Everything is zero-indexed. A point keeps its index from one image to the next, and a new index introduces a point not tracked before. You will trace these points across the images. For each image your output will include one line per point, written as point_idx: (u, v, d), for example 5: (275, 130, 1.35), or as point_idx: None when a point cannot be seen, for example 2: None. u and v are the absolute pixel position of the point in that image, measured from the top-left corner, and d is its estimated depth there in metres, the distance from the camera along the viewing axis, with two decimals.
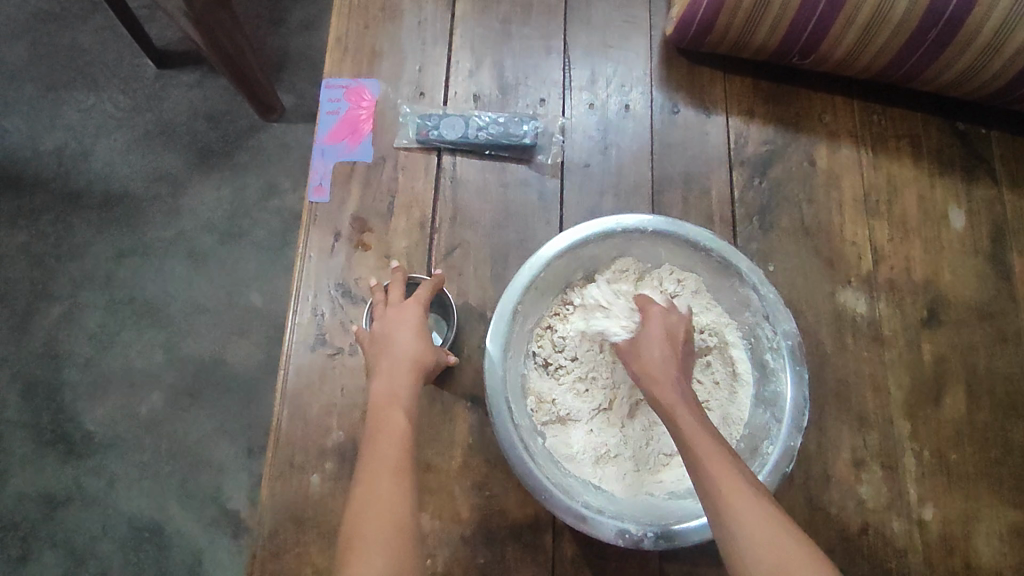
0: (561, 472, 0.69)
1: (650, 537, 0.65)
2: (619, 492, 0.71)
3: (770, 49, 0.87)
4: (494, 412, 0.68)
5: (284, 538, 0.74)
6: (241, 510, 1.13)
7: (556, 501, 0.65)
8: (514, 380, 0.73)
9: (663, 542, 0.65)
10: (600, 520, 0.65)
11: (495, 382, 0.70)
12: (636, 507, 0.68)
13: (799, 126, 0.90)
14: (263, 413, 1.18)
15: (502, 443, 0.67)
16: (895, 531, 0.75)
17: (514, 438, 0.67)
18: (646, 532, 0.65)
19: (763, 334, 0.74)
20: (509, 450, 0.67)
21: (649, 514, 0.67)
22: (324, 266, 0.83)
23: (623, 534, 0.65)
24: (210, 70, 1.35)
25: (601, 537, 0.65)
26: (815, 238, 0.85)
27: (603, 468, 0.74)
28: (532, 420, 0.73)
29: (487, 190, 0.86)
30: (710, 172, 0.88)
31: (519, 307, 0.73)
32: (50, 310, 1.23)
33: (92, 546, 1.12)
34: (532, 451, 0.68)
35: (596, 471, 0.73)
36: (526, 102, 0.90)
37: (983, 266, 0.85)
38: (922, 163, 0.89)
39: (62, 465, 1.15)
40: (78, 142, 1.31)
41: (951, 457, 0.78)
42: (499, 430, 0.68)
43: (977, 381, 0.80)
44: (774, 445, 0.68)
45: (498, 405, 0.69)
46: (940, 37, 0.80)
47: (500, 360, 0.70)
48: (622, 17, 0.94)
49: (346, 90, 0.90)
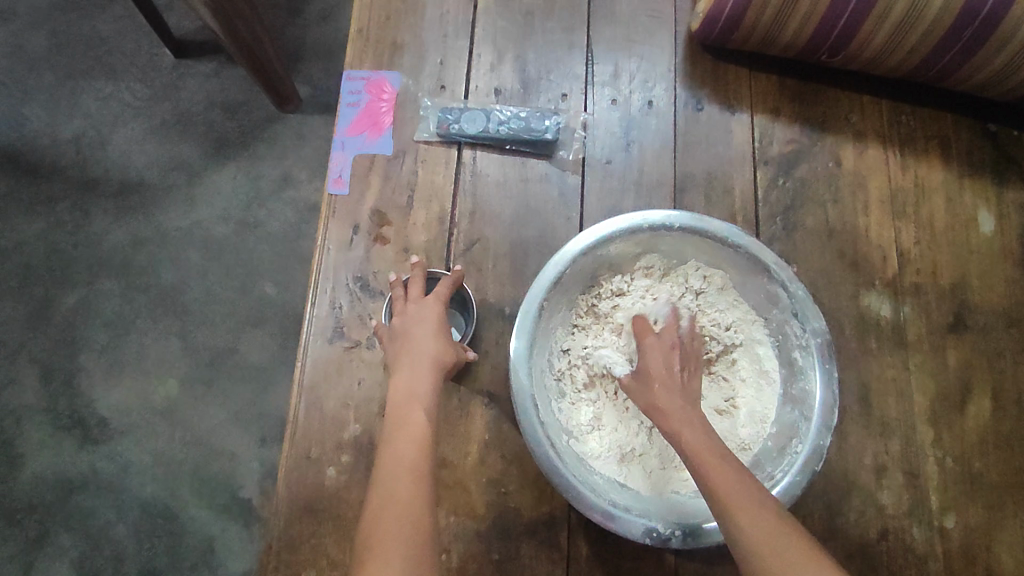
0: (587, 469, 0.69)
1: (678, 536, 0.65)
2: (645, 490, 0.71)
3: (798, 47, 0.85)
4: (521, 411, 0.68)
5: (300, 530, 0.74)
6: (253, 499, 1.14)
7: (583, 499, 0.65)
8: (540, 379, 0.72)
9: (691, 541, 0.65)
10: (627, 518, 0.65)
11: (522, 381, 0.69)
12: (663, 505, 0.68)
13: (826, 125, 0.88)
14: (276, 404, 1.18)
15: (530, 442, 0.67)
16: (915, 538, 0.74)
17: (541, 436, 0.67)
18: (674, 531, 0.65)
19: (792, 331, 0.73)
20: (536, 446, 0.67)
21: (677, 512, 0.67)
22: (343, 259, 0.83)
23: (650, 533, 0.65)
24: (228, 60, 1.35)
25: (628, 536, 0.65)
26: (839, 239, 0.84)
27: (629, 466, 0.73)
28: (560, 419, 0.73)
29: (507, 185, 0.85)
30: (733, 170, 0.86)
31: (545, 304, 0.72)
32: (67, 297, 1.23)
33: (106, 532, 1.13)
34: (559, 449, 0.68)
35: (621, 469, 0.72)
36: (548, 97, 0.89)
37: (1012, 271, 0.83)
38: (951, 165, 0.87)
39: (78, 451, 1.16)
40: (96, 130, 1.31)
41: (975, 465, 0.76)
42: (527, 429, 0.67)
43: (1003, 388, 0.79)
44: (803, 443, 0.68)
45: (525, 404, 0.68)
46: (974, 37, 0.79)
47: (525, 358, 0.70)
48: (646, 12, 0.93)
49: (367, 82, 0.89)
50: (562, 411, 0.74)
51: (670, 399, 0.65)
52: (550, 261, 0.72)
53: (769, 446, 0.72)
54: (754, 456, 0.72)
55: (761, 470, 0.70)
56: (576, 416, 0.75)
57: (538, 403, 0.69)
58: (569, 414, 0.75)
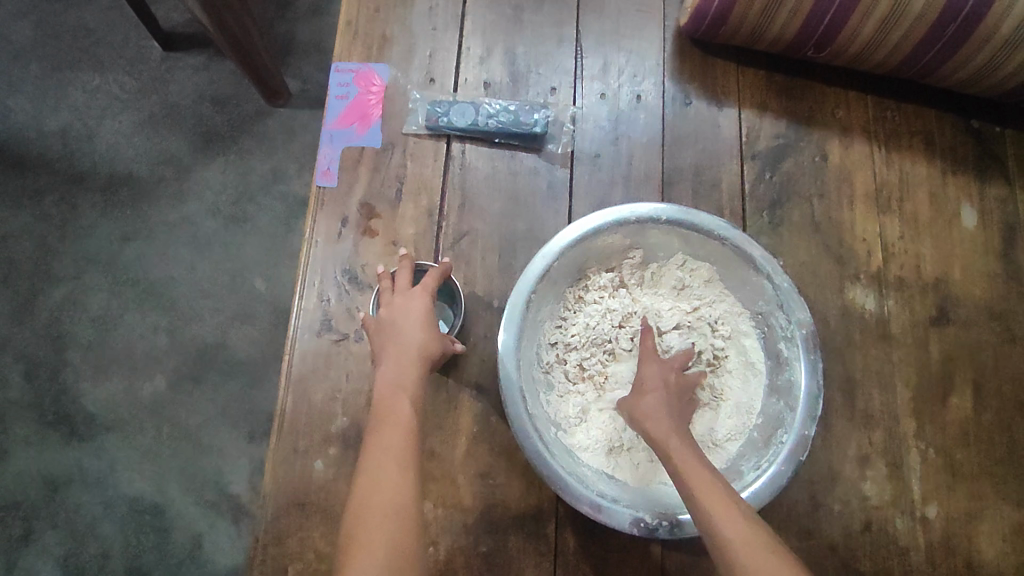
0: (575, 461, 0.70)
1: (665, 526, 0.65)
2: (632, 481, 0.71)
3: (785, 42, 0.86)
4: (508, 403, 0.68)
5: (287, 522, 0.74)
6: (241, 494, 1.14)
7: (571, 490, 0.66)
8: (527, 371, 0.72)
9: (678, 531, 0.65)
10: (614, 509, 0.66)
11: (509, 373, 0.69)
12: (650, 495, 0.69)
13: (812, 120, 0.89)
14: (265, 398, 1.18)
15: (517, 434, 0.67)
16: (898, 529, 0.75)
17: (529, 427, 0.67)
18: (661, 520, 0.65)
19: (777, 323, 0.74)
20: (523, 437, 0.67)
21: (665, 503, 0.67)
22: (331, 251, 0.83)
23: (637, 524, 0.65)
24: (216, 53, 1.34)
25: (615, 526, 0.65)
26: (825, 234, 0.85)
27: (617, 458, 0.73)
28: (547, 411, 0.73)
29: (496, 178, 0.85)
30: (720, 165, 0.87)
31: (532, 298, 0.73)
32: (53, 291, 1.22)
33: (93, 528, 1.12)
34: (546, 440, 0.68)
35: (609, 460, 0.73)
36: (537, 91, 0.89)
37: (994, 265, 0.84)
38: (936, 160, 0.88)
39: (64, 446, 1.15)
40: (83, 123, 1.30)
41: (956, 456, 0.77)
42: (514, 420, 0.68)
43: (984, 381, 0.80)
44: (788, 434, 0.68)
45: (512, 395, 0.68)
46: (957, 33, 0.79)
47: (513, 350, 0.70)
48: (635, 7, 0.93)
49: (355, 74, 0.89)
50: (551, 404, 0.74)
51: (656, 406, 0.66)
52: (538, 255, 0.73)
53: (755, 438, 0.73)
54: (740, 446, 0.73)
55: (748, 461, 0.70)
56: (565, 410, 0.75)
57: (526, 394, 0.70)
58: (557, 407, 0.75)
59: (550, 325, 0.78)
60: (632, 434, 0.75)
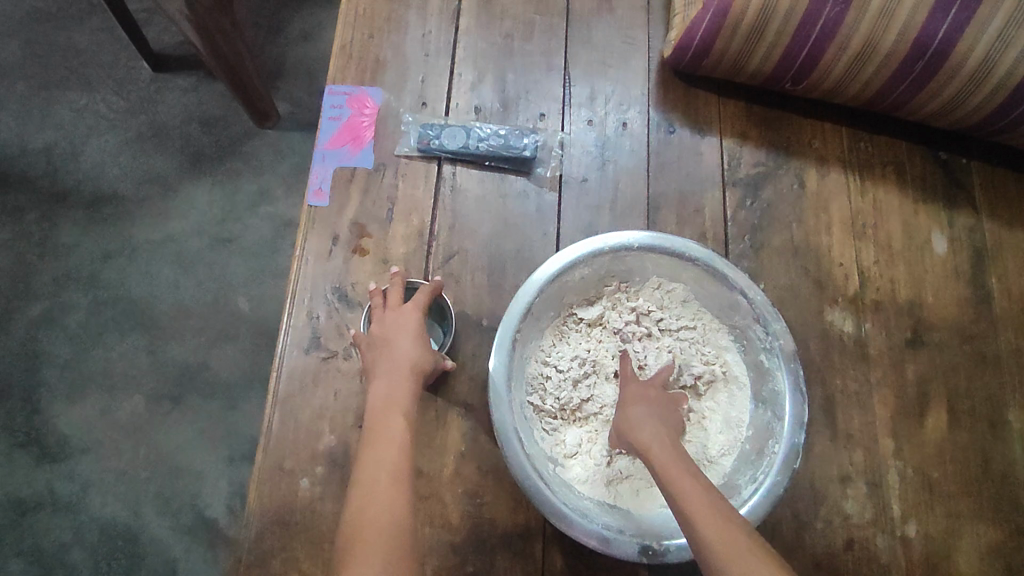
0: (577, 495, 0.70)
1: (672, 550, 0.66)
2: (634, 508, 0.71)
3: (764, 75, 0.90)
4: (504, 443, 0.68)
5: (271, 542, 0.73)
6: (220, 519, 1.11)
7: (575, 526, 0.66)
8: (519, 409, 0.73)
9: (686, 552, 0.66)
10: (621, 539, 0.66)
11: (502, 412, 0.70)
12: (654, 520, 0.69)
13: (790, 150, 0.93)
14: (247, 420, 1.16)
15: (515, 473, 0.67)
16: (879, 547, 0.76)
17: (526, 465, 0.67)
18: (668, 545, 0.66)
19: (755, 336, 0.76)
20: (523, 476, 0.67)
21: (669, 525, 0.68)
22: (322, 269, 0.83)
23: (645, 551, 0.65)
24: (206, 75, 1.35)
25: (624, 557, 0.66)
26: (805, 258, 0.88)
27: (617, 487, 0.74)
28: (544, 448, 0.74)
29: (486, 200, 0.87)
30: (703, 190, 0.90)
31: (518, 334, 0.74)
32: (30, 310, 1.20)
33: (61, 554, 1.09)
34: (545, 476, 0.68)
35: (610, 490, 0.73)
36: (526, 116, 0.92)
37: (963, 290, 0.88)
38: (907, 189, 0.92)
39: (35, 469, 1.12)
40: (68, 141, 1.30)
41: (934, 475, 0.79)
42: (511, 460, 0.68)
43: (958, 400, 0.83)
44: (779, 444, 0.70)
45: (508, 435, 0.69)
46: (924, 70, 0.84)
47: (504, 387, 0.71)
48: (621, 38, 0.97)
49: (349, 97, 0.91)
50: (549, 442, 0.75)
51: (646, 414, 0.68)
52: (520, 292, 0.74)
53: (746, 449, 0.74)
54: (733, 462, 0.74)
55: (743, 474, 0.71)
56: (564, 450, 0.76)
57: (521, 433, 0.70)
58: (556, 445, 0.75)
59: (535, 359, 0.79)
60: (629, 463, 0.76)
